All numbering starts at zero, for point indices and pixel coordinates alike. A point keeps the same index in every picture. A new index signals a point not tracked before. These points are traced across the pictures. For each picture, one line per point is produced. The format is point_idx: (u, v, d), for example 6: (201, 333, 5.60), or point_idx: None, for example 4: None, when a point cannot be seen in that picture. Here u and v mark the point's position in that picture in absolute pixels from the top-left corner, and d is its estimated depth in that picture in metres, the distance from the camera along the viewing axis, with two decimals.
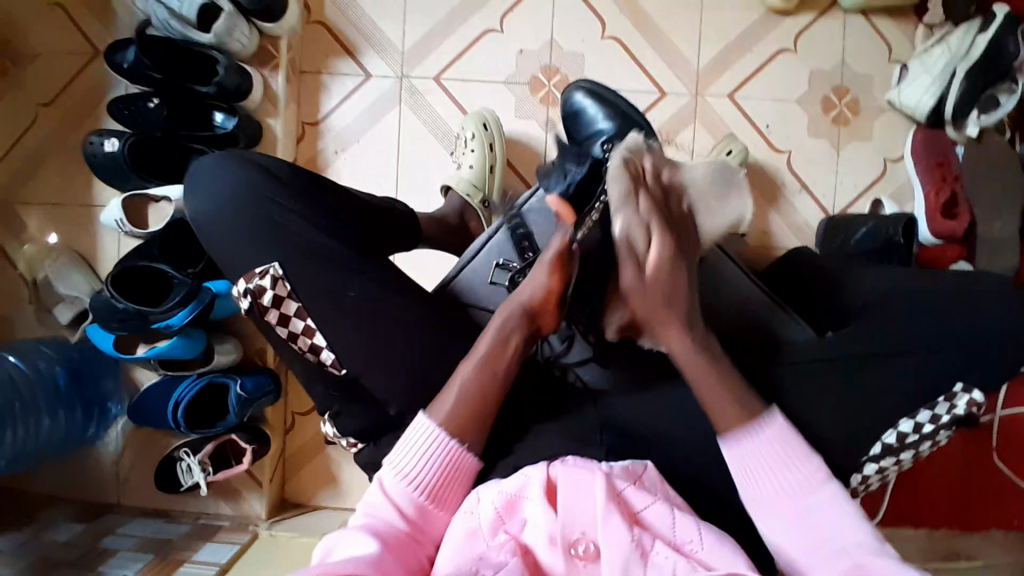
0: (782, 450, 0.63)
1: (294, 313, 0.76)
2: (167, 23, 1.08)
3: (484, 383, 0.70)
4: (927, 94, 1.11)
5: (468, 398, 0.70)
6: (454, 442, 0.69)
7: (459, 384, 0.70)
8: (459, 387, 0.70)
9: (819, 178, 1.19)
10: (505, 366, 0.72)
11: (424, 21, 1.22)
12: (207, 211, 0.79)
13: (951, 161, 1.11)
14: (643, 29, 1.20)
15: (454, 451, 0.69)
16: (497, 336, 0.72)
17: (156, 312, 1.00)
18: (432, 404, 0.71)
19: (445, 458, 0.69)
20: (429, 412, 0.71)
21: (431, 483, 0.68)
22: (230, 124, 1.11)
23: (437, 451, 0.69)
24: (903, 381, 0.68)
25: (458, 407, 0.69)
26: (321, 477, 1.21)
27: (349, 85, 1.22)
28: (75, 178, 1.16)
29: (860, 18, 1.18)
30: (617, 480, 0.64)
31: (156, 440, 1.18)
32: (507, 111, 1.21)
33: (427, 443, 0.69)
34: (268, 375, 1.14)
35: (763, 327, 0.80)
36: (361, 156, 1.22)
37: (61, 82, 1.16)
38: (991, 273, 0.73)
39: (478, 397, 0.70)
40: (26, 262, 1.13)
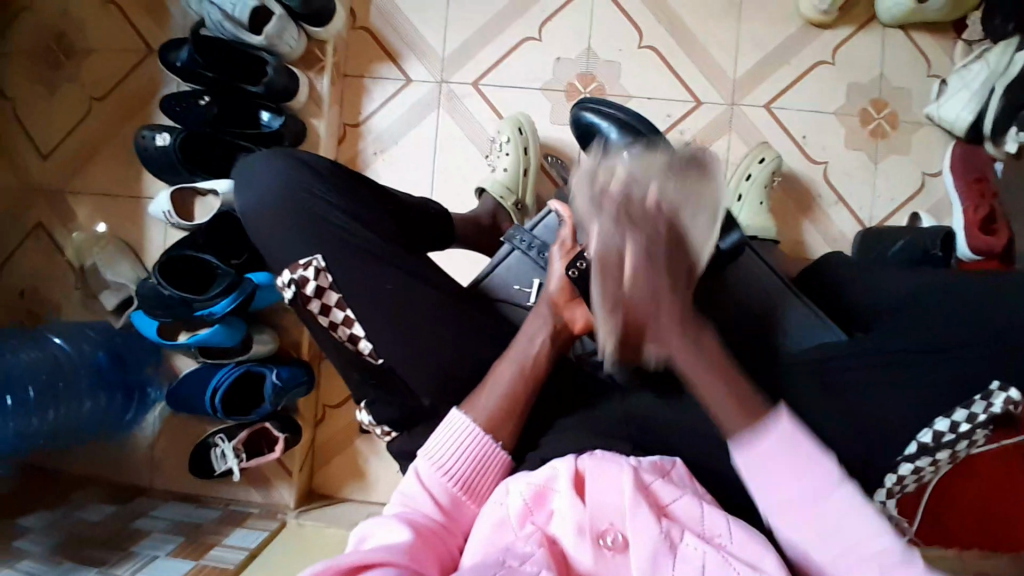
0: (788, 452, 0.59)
1: (334, 303, 0.78)
2: (220, 24, 1.13)
3: (518, 383, 0.73)
4: (966, 109, 1.11)
5: (501, 395, 0.73)
6: (487, 437, 0.71)
7: (490, 378, 0.73)
8: (494, 387, 0.73)
9: (855, 191, 1.19)
10: (536, 366, 0.75)
11: (465, 29, 1.25)
12: (255, 204, 0.83)
13: (990, 177, 1.10)
14: (679, 39, 1.21)
15: (488, 447, 0.71)
16: (525, 336, 0.76)
17: (199, 299, 1.05)
18: (467, 401, 0.74)
19: (478, 451, 0.70)
20: (464, 409, 0.73)
21: (464, 474, 0.69)
22: (276, 123, 1.16)
23: (470, 445, 0.70)
24: (942, 379, 0.67)
25: (492, 405, 0.72)
26: (348, 470, 1.23)
27: (390, 89, 1.26)
28: (126, 171, 1.21)
29: (899, 32, 1.17)
30: (645, 473, 0.65)
31: (190, 428, 1.21)
32: (543, 118, 1.24)
33: (461, 435, 0.71)
34: (302, 368, 1.16)
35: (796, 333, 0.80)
36: (399, 157, 1.25)
37: (117, 79, 1.22)
38: None
39: (510, 397, 0.73)
40: (74, 250, 1.18)
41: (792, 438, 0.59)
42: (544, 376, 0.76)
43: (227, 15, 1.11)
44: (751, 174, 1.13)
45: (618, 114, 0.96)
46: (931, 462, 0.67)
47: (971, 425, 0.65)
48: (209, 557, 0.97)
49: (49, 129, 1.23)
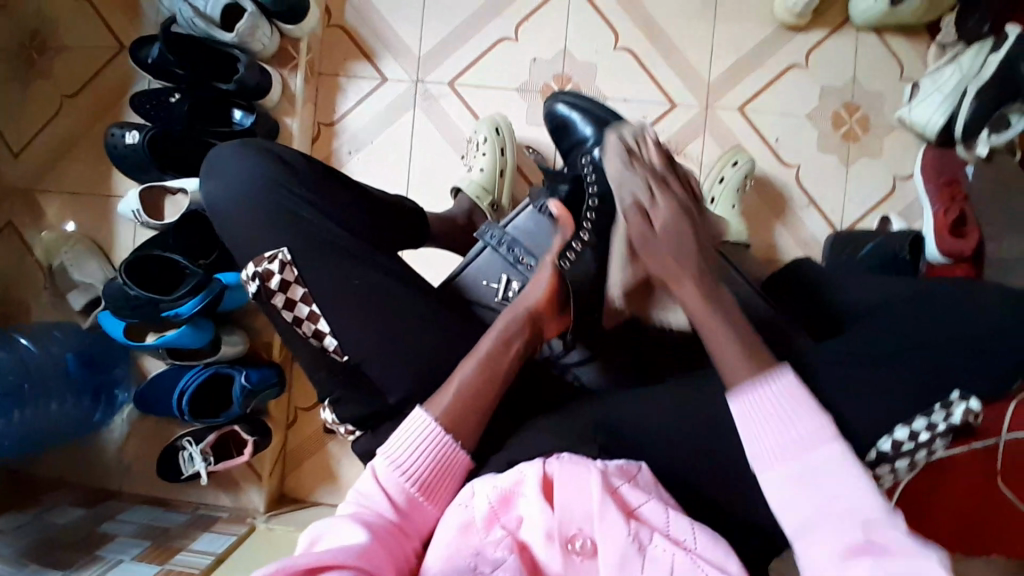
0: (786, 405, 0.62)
1: (300, 298, 0.77)
2: (191, 21, 1.11)
3: (480, 383, 0.72)
4: (937, 112, 1.11)
5: (463, 393, 0.71)
6: (445, 434, 0.70)
7: (459, 379, 0.72)
8: (459, 386, 0.72)
9: (828, 194, 1.19)
10: (501, 368, 0.74)
11: (441, 28, 1.24)
12: (223, 201, 0.82)
13: (960, 180, 1.11)
14: (655, 40, 1.22)
15: (448, 447, 0.70)
16: (500, 339, 0.75)
17: (166, 299, 1.03)
18: (431, 398, 0.72)
19: (439, 452, 0.69)
20: (426, 407, 0.72)
21: (422, 474, 0.68)
22: (248, 120, 1.14)
23: (430, 444, 0.69)
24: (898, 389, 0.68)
25: (456, 402, 0.71)
26: (321, 473, 1.22)
27: (366, 87, 1.25)
28: (95, 169, 1.19)
29: (872, 36, 1.18)
30: (613, 477, 0.64)
31: (160, 429, 1.19)
32: (519, 119, 1.23)
33: (422, 436, 0.70)
34: (274, 368, 1.16)
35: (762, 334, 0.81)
36: (374, 156, 1.24)
37: (86, 74, 1.20)
38: (989, 289, 0.74)
39: (474, 397, 0.71)
40: (43, 249, 1.15)
41: (796, 396, 0.62)
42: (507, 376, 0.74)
43: (198, 12, 1.10)
44: (723, 177, 1.14)
45: (593, 109, 0.97)
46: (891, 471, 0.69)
47: (930, 434, 0.66)
48: (175, 561, 0.95)
49: (16, 125, 1.20)
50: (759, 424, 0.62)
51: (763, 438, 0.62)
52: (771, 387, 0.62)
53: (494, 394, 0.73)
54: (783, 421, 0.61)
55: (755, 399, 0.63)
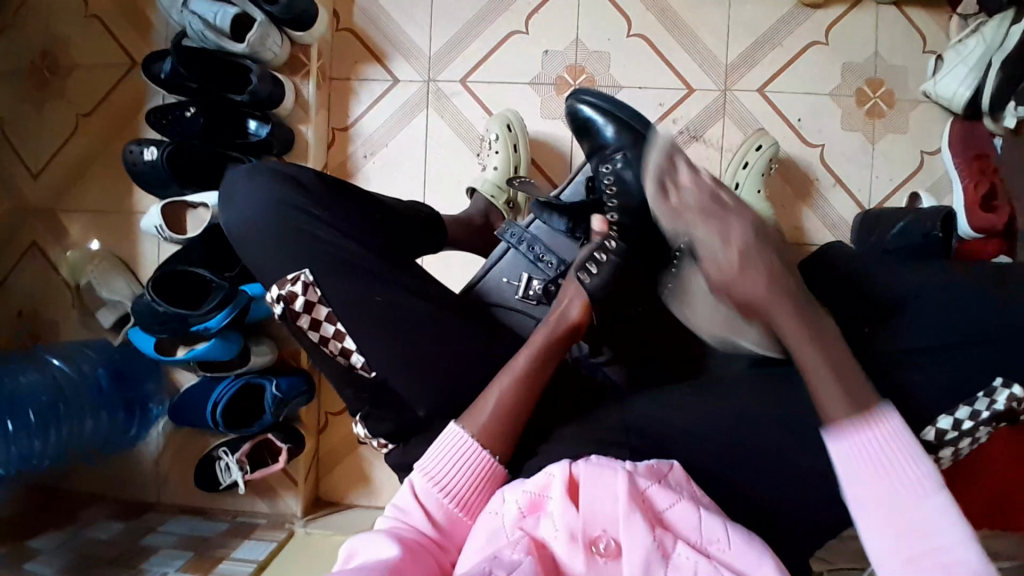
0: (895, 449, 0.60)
1: (324, 318, 0.76)
2: (201, 34, 1.10)
3: (514, 395, 0.72)
4: (963, 85, 1.08)
5: (499, 406, 0.72)
6: (483, 451, 0.71)
7: (496, 398, 0.72)
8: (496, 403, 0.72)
9: (853, 173, 1.17)
10: (535, 380, 0.74)
11: (450, 26, 1.23)
12: (244, 220, 0.80)
13: (990, 153, 1.08)
14: (669, 26, 1.19)
15: (484, 462, 0.71)
16: (534, 356, 0.75)
17: (194, 315, 1.04)
18: (465, 415, 0.73)
19: (476, 466, 0.70)
20: (460, 422, 0.72)
21: (457, 487, 0.69)
22: (264, 131, 1.14)
23: (465, 458, 0.70)
24: (931, 379, 0.72)
25: (494, 419, 0.71)
26: (355, 476, 1.24)
27: (378, 90, 1.24)
28: (115, 186, 1.20)
29: (894, 9, 1.15)
30: (640, 479, 0.65)
31: (193, 441, 1.20)
32: (533, 113, 1.22)
33: (460, 450, 0.71)
34: (302, 376, 1.17)
35: None
36: (390, 159, 1.24)
37: (100, 93, 1.20)
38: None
39: (508, 408, 0.72)
40: (71, 269, 1.17)
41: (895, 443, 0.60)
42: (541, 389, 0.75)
43: (208, 24, 1.09)
44: (747, 162, 1.11)
45: (609, 105, 0.91)
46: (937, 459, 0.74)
47: (973, 422, 0.70)
48: (218, 570, 0.97)
49: (35, 146, 1.22)
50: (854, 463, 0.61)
51: (863, 471, 0.61)
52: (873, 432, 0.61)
53: (525, 406, 0.73)
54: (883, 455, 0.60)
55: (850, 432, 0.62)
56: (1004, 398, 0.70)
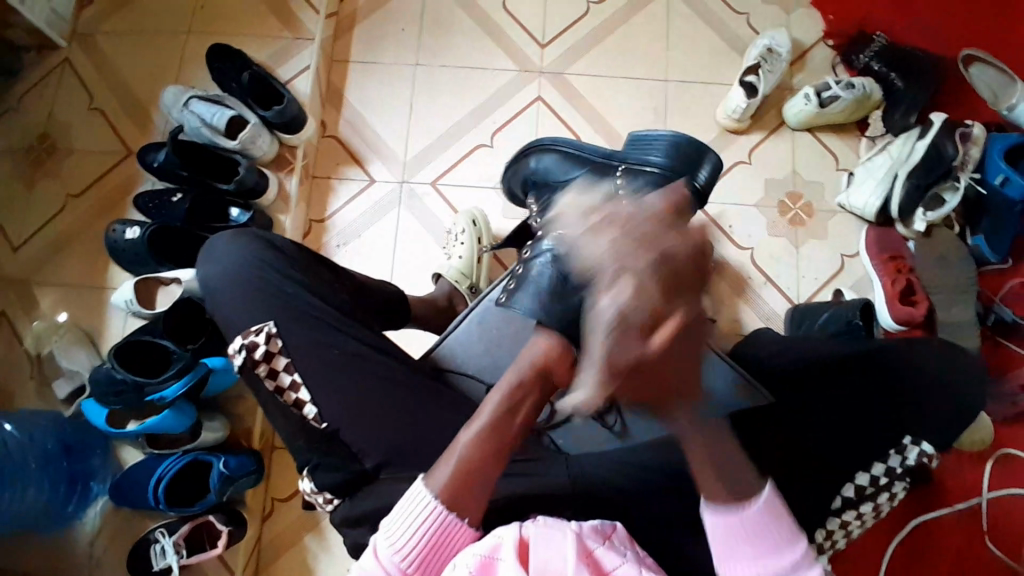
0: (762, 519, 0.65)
1: (283, 367, 0.81)
2: (198, 130, 1.25)
3: (480, 455, 0.70)
4: (873, 195, 1.24)
5: (465, 462, 0.69)
6: (446, 511, 0.68)
7: (459, 451, 0.70)
8: (462, 453, 0.70)
9: (783, 272, 1.29)
10: (504, 439, 0.71)
11: (425, 137, 1.39)
12: (218, 277, 0.88)
13: (903, 256, 1.22)
14: (614, 143, 1.37)
15: (450, 523, 0.68)
16: (505, 405, 0.73)
17: (151, 383, 1.06)
18: (432, 470, 0.71)
19: (438, 527, 0.68)
20: (426, 480, 0.70)
21: (421, 555, 0.68)
22: (245, 217, 1.23)
23: (427, 523, 0.68)
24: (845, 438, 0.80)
25: (455, 476, 0.69)
26: (297, 569, 1.18)
27: (354, 188, 1.37)
28: (93, 262, 1.26)
29: (807, 135, 1.34)
30: (587, 539, 0.66)
31: (129, 524, 1.14)
32: (495, 213, 1.34)
33: (422, 514, 0.68)
34: (251, 455, 1.15)
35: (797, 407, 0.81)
36: (361, 248, 1.33)
37: (93, 177, 1.30)
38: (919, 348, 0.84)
39: (476, 466, 0.69)
40: (33, 337, 1.20)
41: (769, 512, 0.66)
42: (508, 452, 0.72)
43: (206, 123, 1.25)
44: None
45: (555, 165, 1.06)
46: (859, 514, 0.80)
47: (888, 477, 0.80)
48: None
49: (21, 223, 1.28)
50: (741, 538, 0.65)
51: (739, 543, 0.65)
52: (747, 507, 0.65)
53: (495, 468, 0.70)
54: (765, 534, 0.65)
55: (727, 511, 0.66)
56: (916, 453, 0.80)
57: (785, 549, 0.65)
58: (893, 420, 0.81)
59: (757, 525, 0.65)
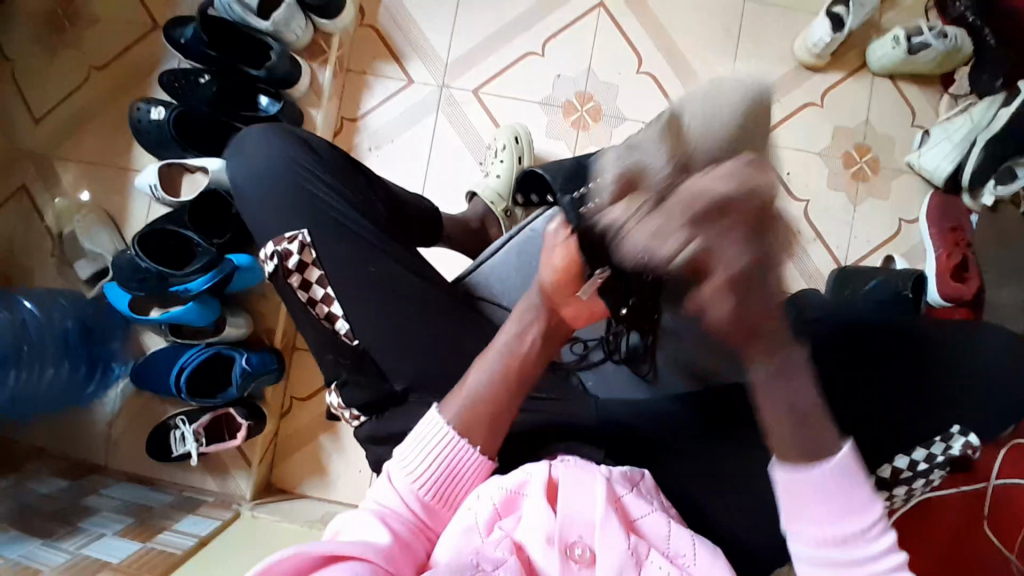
0: (834, 482, 0.54)
1: (315, 280, 0.78)
2: (229, 6, 1.12)
3: (496, 391, 0.68)
4: (946, 159, 1.15)
5: (476, 397, 0.67)
6: (462, 441, 0.66)
7: (473, 386, 0.68)
8: (474, 391, 0.68)
9: (834, 231, 1.22)
10: (520, 369, 0.69)
11: (471, 38, 1.28)
12: (249, 176, 0.83)
13: (964, 227, 1.14)
14: (676, 66, 1.25)
15: (465, 452, 0.66)
16: (515, 335, 0.70)
17: (176, 275, 1.03)
18: (444, 402, 0.69)
19: (454, 455, 0.66)
20: (440, 409, 0.68)
21: (435, 481, 0.65)
22: (274, 108, 1.16)
23: (442, 449, 0.66)
24: (892, 428, 0.77)
25: (471, 408, 0.67)
26: (311, 466, 1.21)
27: (391, 88, 1.28)
28: (117, 141, 1.21)
29: (887, 82, 1.23)
30: (617, 485, 0.65)
31: (152, 407, 1.18)
32: (538, 131, 1.26)
33: (437, 441, 0.66)
34: (273, 353, 1.15)
35: (879, 382, 0.78)
36: (394, 154, 1.27)
37: (117, 49, 1.22)
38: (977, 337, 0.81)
39: (490, 403, 0.67)
40: (55, 215, 1.17)
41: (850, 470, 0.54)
42: (528, 379, 0.70)
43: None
44: None
45: None
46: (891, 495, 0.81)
47: (929, 463, 0.78)
48: (158, 539, 0.95)
49: (43, 93, 1.23)
50: (809, 505, 0.54)
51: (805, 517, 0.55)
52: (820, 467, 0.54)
53: (511, 397, 0.68)
54: (840, 498, 0.54)
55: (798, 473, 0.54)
56: (962, 443, 0.78)
57: (855, 515, 0.54)
58: (942, 409, 0.79)
59: (824, 491, 0.54)
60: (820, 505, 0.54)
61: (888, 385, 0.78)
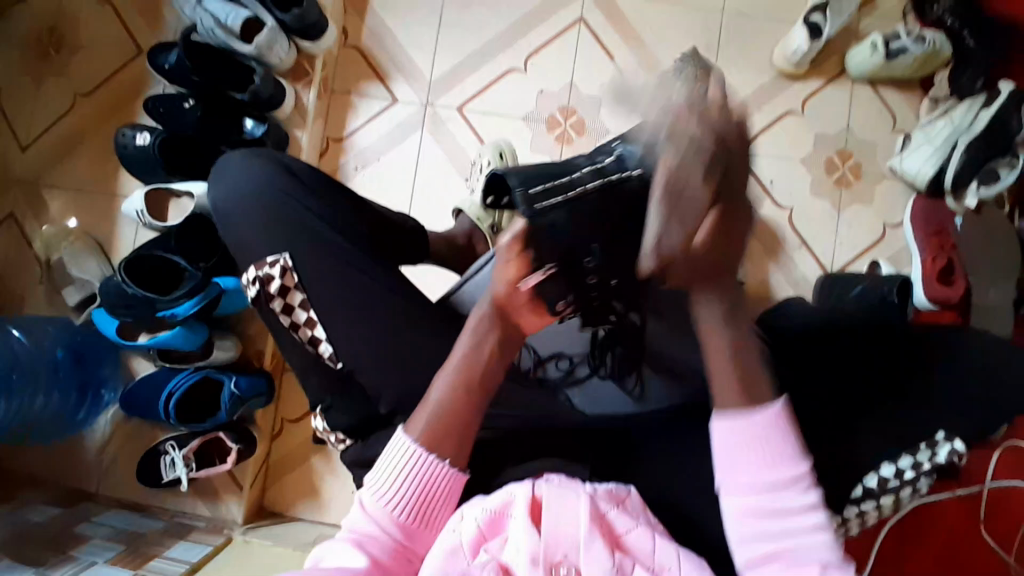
0: (764, 436, 0.59)
1: (298, 304, 0.77)
2: (212, 32, 1.13)
3: (457, 401, 0.66)
4: (928, 163, 1.15)
5: (440, 409, 0.66)
6: (431, 458, 0.65)
7: (436, 399, 0.66)
8: (438, 404, 0.66)
9: (820, 237, 1.22)
10: (481, 376, 0.66)
11: (454, 56, 1.29)
12: (229, 199, 0.82)
13: (948, 230, 1.13)
14: None
15: (435, 469, 0.65)
16: (472, 342, 0.66)
17: (163, 299, 1.03)
18: (409, 420, 0.67)
19: (425, 474, 0.65)
20: (406, 429, 0.67)
21: (410, 503, 0.65)
22: (259, 130, 1.16)
23: (415, 466, 0.65)
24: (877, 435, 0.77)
25: (434, 424, 0.65)
26: (304, 487, 1.21)
27: (376, 107, 1.29)
28: (103, 167, 1.22)
29: (867, 88, 1.23)
30: (601, 502, 0.64)
31: (142, 433, 1.18)
32: (523, 146, 1.26)
33: (406, 461, 0.65)
34: (263, 376, 1.15)
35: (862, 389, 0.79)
36: (380, 172, 1.27)
37: (102, 75, 1.23)
38: (962, 339, 0.81)
39: (453, 413, 0.65)
40: (43, 242, 1.17)
41: (777, 427, 0.59)
42: (491, 388, 0.67)
43: (220, 24, 1.13)
44: None
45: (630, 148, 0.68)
46: (878, 505, 0.78)
47: (916, 471, 0.77)
48: (149, 567, 0.94)
49: (29, 121, 1.23)
50: (747, 460, 0.59)
51: (739, 477, 0.59)
52: (755, 418, 0.59)
53: (476, 408, 0.66)
54: (777, 456, 0.59)
55: (733, 426, 0.59)
56: (947, 450, 0.76)
57: (784, 468, 0.59)
58: (928, 415, 0.78)
59: (756, 446, 0.59)
60: (751, 462, 0.59)
61: (872, 393, 0.78)
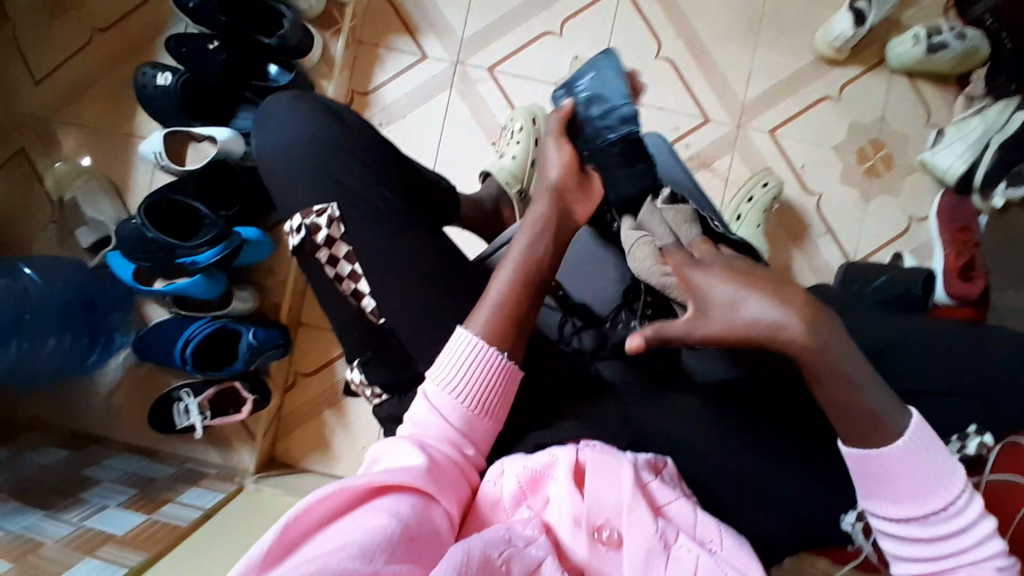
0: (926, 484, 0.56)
1: (343, 255, 0.75)
2: None
3: (519, 292, 0.67)
4: (960, 159, 1.14)
5: (501, 304, 0.66)
6: (495, 353, 0.65)
7: (495, 293, 0.67)
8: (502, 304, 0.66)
9: (845, 226, 1.22)
10: (537, 270, 0.68)
11: (488, 15, 1.25)
12: (272, 146, 0.79)
13: (973, 229, 1.12)
14: (697, 56, 1.24)
15: (496, 364, 0.65)
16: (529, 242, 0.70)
17: (184, 246, 1.00)
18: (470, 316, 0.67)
19: (488, 367, 0.65)
20: (467, 326, 0.66)
21: (475, 393, 0.64)
22: (285, 79, 1.12)
23: (474, 361, 0.65)
24: None
25: (493, 318, 0.66)
26: (314, 443, 1.19)
27: (405, 62, 1.25)
28: (122, 105, 1.18)
29: (905, 79, 1.22)
30: (642, 471, 0.64)
31: (154, 379, 1.17)
32: None
33: (468, 355, 0.65)
34: (279, 329, 1.13)
35: None
36: (405, 130, 1.24)
37: (123, 11, 1.19)
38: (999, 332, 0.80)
39: (512, 309, 0.66)
40: (56, 180, 1.15)
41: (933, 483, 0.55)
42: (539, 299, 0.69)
43: None
44: (752, 197, 1.15)
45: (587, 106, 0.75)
46: None
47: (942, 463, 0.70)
48: (163, 512, 0.94)
49: (44, 54, 1.19)
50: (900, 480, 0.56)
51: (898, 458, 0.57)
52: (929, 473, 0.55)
53: (529, 309, 0.67)
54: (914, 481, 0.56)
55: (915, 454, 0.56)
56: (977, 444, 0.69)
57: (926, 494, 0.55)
58: None
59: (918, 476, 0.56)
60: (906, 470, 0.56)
61: None
